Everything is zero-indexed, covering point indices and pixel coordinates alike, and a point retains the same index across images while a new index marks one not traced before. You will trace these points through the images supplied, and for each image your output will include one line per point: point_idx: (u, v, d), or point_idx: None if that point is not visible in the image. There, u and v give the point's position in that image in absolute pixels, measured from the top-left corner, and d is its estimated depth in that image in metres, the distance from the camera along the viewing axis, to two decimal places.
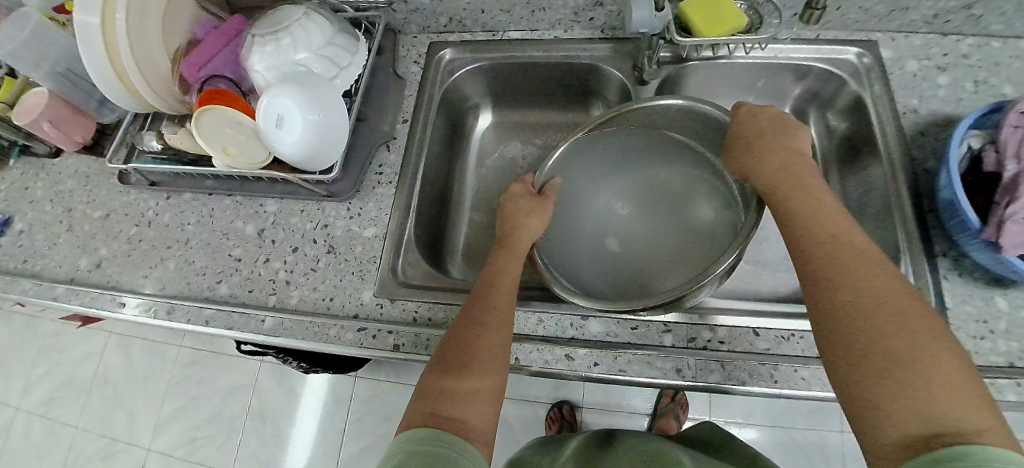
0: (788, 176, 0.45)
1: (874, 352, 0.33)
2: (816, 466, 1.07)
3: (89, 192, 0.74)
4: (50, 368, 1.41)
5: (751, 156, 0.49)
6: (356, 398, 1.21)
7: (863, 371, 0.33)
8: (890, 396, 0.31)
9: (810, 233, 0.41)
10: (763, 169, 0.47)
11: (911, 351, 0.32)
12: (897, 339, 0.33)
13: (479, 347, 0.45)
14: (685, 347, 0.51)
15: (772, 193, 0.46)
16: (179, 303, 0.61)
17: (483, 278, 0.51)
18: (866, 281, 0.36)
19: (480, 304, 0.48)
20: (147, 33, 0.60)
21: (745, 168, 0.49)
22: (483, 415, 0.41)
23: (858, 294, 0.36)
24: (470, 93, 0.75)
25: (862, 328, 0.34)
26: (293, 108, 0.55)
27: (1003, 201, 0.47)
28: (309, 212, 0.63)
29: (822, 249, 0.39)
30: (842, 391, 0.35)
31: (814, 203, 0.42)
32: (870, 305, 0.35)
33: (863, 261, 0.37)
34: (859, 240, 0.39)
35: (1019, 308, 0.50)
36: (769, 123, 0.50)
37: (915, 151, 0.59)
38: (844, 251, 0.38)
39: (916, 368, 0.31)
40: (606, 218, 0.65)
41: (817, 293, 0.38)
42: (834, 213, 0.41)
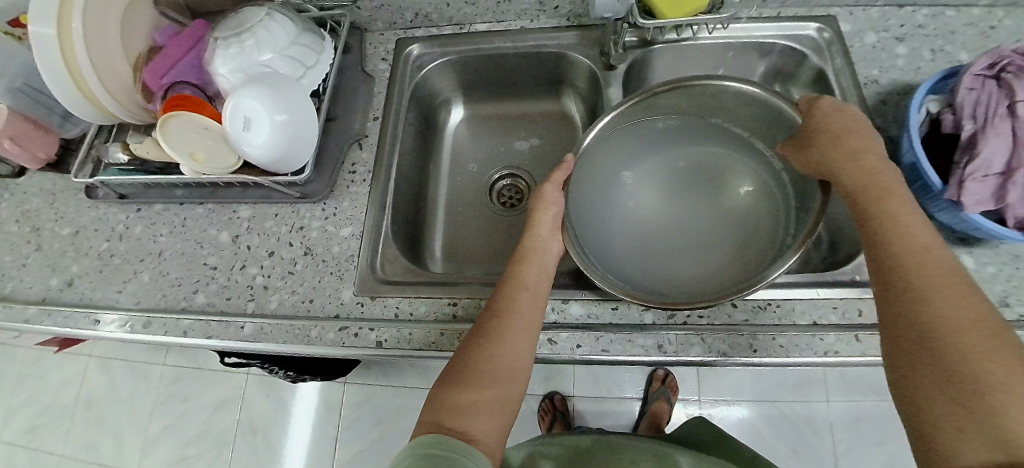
0: (875, 180, 0.44)
1: (965, 378, 0.33)
2: (805, 438, 1.10)
3: (56, 209, 0.72)
4: (29, 396, 1.38)
5: (830, 155, 0.48)
6: (348, 403, 1.20)
7: (945, 397, 0.34)
8: (970, 418, 0.33)
9: (900, 245, 0.40)
10: (846, 169, 0.46)
11: (1005, 379, 0.33)
12: (993, 366, 0.33)
13: (501, 362, 0.45)
14: (665, 323, 0.51)
15: (857, 197, 0.44)
16: (155, 316, 0.60)
17: (511, 285, 0.49)
18: (958, 304, 0.36)
19: (519, 314, 0.47)
20: (105, 41, 0.59)
21: (826, 165, 0.48)
22: (496, 426, 0.43)
23: (950, 314, 0.36)
24: (441, 87, 0.75)
25: (954, 350, 0.34)
26: (260, 109, 0.54)
27: (962, 161, 0.49)
28: (283, 214, 0.63)
29: (915, 264, 0.39)
30: (909, 405, 0.36)
31: (903, 212, 0.42)
32: (964, 328, 0.35)
33: (953, 282, 0.37)
34: (951, 261, 0.39)
35: (984, 265, 0.53)
36: (851, 120, 0.48)
37: (878, 120, 0.60)
38: (936, 270, 0.38)
39: (1005, 397, 0.32)
40: (639, 201, 0.61)
41: (903, 306, 0.38)
42: (924, 228, 0.41)
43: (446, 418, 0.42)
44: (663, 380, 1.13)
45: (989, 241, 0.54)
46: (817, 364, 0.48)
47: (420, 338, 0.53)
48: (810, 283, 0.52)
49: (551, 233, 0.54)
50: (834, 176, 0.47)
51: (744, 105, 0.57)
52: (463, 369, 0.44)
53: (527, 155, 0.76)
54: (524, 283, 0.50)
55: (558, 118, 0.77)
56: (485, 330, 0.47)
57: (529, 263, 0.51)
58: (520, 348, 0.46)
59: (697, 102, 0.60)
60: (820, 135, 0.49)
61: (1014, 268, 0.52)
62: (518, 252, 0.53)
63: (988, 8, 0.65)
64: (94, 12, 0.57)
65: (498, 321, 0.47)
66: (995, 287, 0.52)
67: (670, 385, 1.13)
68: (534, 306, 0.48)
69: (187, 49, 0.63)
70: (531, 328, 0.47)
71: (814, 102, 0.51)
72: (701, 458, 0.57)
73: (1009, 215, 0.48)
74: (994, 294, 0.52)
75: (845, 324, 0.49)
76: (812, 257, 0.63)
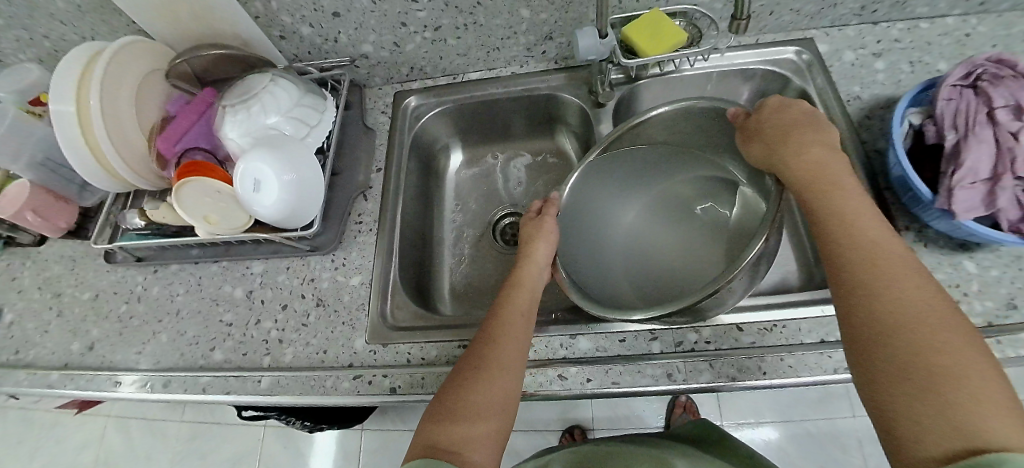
0: (821, 176, 0.45)
1: (920, 369, 0.34)
2: (834, 456, 1.07)
3: (77, 275, 0.75)
4: (47, 462, 1.38)
5: (780, 151, 0.49)
6: (366, 448, 1.19)
7: (904, 388, 0.34)
8: (928, 412, 0.33)
9: (849, 242, 0.41)
10: (793, 168, 0.47)
11: (955, 371, 0.33)
12: (941, 357, 0.34)
13: (486, 385, 0.45)
14: (673, 351, 0.52)
15: (803, 196, 0.46)
16: (175, 375, 0.61)
17: (493, 311, 0.52)
18: (906, 295, 0.37)
19: (508, 339, 0.48)
20: (121, 115, 0.63)
21: (775, 163, 0.49)
22: (489, 449, 0.43)
23: (901, 310, 0.37)
24: (439, 135, 0.78)
25: (904, 344, 0.35)
26: (268, 170, 0.57)
27: (949, 170, 0.51)
28: (294, 268, 0.65)
29: (863, 258, 0.40)
30: (873, 401, 0.36)
31: (851, 208, 0.43)
32: (913, 321, 0.36)
33: (901, 273, 0.39)
34: (899, 252, 0.40)
35: (986, 269, 0.54)
36: (805, 120, 0.50)
37: (865, 135, 0.62)
38: (887, 263, 0.39)
39: (957, 386, 0.33)
40: (625, 229, 0.63)
41: (854, 302, 0.39)
42: (873, 223, 0.42)
43: (436, 442, 0.42)
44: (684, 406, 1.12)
45: (989, 245, 0.55)
46: (827, 382, 0.49)
47: (433, 383, 0.53)
48: (813, 301, 0.52)
49: (545, 262, 0.56)
50: (784, 172, 0.48)
51: (711, 121, 0.59)
52: (453, 390, 0.46)
53: (526, 191, 0.79)
54: (514, 303, 0.52)
55: (554, 155, 0.80)
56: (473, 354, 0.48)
57: (519, 287, 0.53)
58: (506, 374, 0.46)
59: (670, 128, 0.62)
60: (762, 138, 0.51)
61: (1016, 268, 0.53)
62: (505, 283, 0.55)
63: (962, 16, 0.68)
64: (110, 88, 0.61)
65: (487, 345, 0.48)
66: (1001, 290, 0.52)
67: (691, 410, 1.12)
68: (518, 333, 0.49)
69: (197, 117, 0.67)
70: (521, 352, 0.48)
71: (763, 105, 0.53)
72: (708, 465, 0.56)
73: (1003, 219, 0.49)
74: (1000, 297, 0.52)
75: None
76: (815, 273, 0.64)
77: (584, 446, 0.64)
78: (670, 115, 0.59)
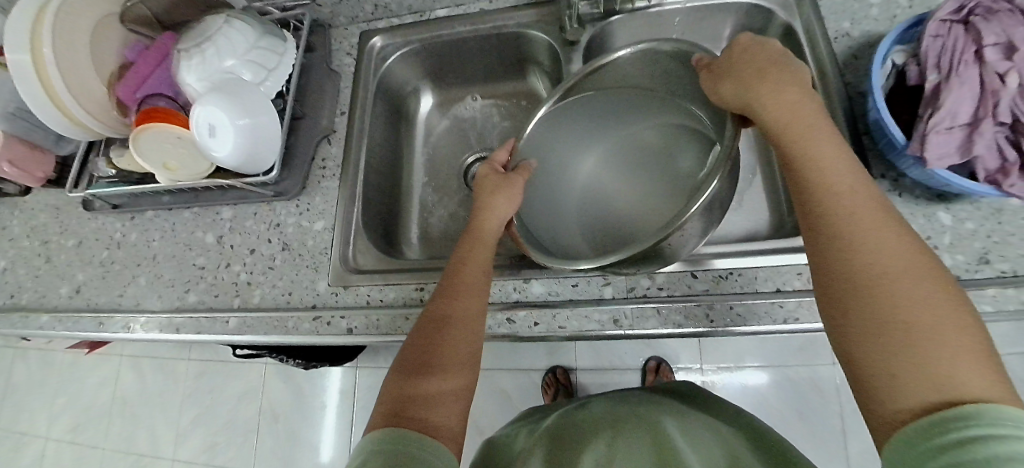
0: (798, 122, 0.41)
1: (898, 322, 0.31)
2: (810, 401, 1.10)
3: (61, 223, 0.77)
4: (71, 396, 1.49)
5: (753, 91, 0.43)
6: (361, 387, 1.25)
7: (880, 343, 0.32)
8: (904, 367, 0.30)
9: (828, 189, 0.38)
10: (766, 109, 0.42)
11: (933, 322, 0.31)
12: (923, 310, 0.31)
13: (449, 348, 0.46)
14: (624, 297, 0.52)
15: (777, 140, 0.42)
16: (152, 316, 0.64)
17: (448, 270, 0.51)
18: (885, 244, 0.34)
19: (469, 301, 0.49)
20: (77, 61, 0.62)
21: (746, 102, 0.44)
22: (456, 412, 0.43)
23: (880, 261, 0.34)
24: (407, 78, 0.75)
25: (886, 298, 0.32)
26: (221, 115, 0.56)
27: (924, 114, 0.48)
28: (260, 213, 0.65)
29: (841, 206, 0.37)
30: (851, 360, 0.34)
31: (829, 157, 0.39)
32: (892, 271, 0.33)
33: (879, 221, 0.35)
34: (875, 198, 0.37)
35: (962, 222, 0.51)
36: (773, 59, 0.45)
37: (849, 75, 0.59)
38: (864, 210, 0.36)
39: (936, 338, 0.30)
40: (583, 179, 0.62)
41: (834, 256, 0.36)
42: (852, 171, 0.39)
43: (401, 411, 0.42)
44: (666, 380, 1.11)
45: (969, 198, 0.52)
46: (776, 331, 0.48)
47: (387, 324, 0.54)
48: (771, 251, 0.51)
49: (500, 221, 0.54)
50: (758, 120, 0.43)
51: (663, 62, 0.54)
52: (419, 360, 0.45)
53: (498, 135, 0.76)
54: (474, 264, 0.51)
55: (525, 98, 0.77)
56: (436, 321, 0.48)
57: (479, 247, 0.52)
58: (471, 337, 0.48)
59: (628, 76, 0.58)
60: (727, 78, 0.46)
61: (994, 223, 0.50)
62: (462, 239, 0.54)
63: None
64: (62, 32, 0.60)
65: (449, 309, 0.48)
66: (975, 244, 0.50)
67: (664, 374, 1.12)
68: (476, 294, 0.50)
69: (157, 63, 0.65)
70: (481, 314, 0.49)
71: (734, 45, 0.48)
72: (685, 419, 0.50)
73: (979, 168, 0.46)
74: (973, 252, 0.49)
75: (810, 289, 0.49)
76: (785, 222, 0.62)
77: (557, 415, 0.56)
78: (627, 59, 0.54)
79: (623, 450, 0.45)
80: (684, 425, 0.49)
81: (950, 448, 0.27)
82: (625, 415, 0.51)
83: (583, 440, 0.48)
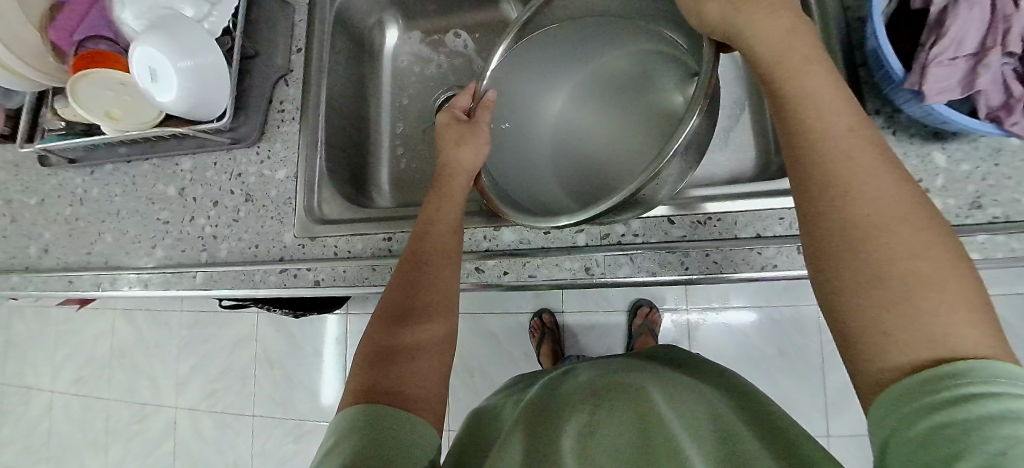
0: (790, 50, 0.36)
1: (893, 275, 0.28)
2: (792, 339, 1.12)
3: (21, 179, 0.74)
4: (73, 349, 1.52)
5: (745, 14, 0.38)
6: (351, 331, 1.28)
7: (872, 298, 0.28)
8: (898, 324, 0.27)
9: (821, 124, 0.33)
10: (755, 36, 0.38)
11: (930, 274, 0.27)
12: (920, 262, 0.28)
13: (421, 314, 0.45)
14: (597, 244, 0.50)
15: (767, 71, 0.37)
16: (122, 273, 0.63)
17: (415, 234, 0.49)
18: (881, 188, 0.30)
19: (439, 267, 0.47)
20: (0, 0, 0.56)
21: (733, 29, 0.39)
22: (432, 379, 0.43)
23: (877, 207, 0.30)
24: (368, 7, 0.69)
25: (880, 249, 0.29)
26: (161, 56, 0.51)
27: (928, 42, 0.43)
28: (220, 163, 0.62)
29: (836, 144, 0.32)
30: (835, 317, 0.30)
31: (822, 90, 0.34)
32: (890, 218, 0.29)
33: (875, 161, 0.31)
34: (871, 137, 0.33)
35: (957, 164, 0.48)
36: None
37: (852, 0, 0.54)
38: (861, 150, 0.32)
39: (932, 291, 0.27)
40: (555, 121, 0.57)
41: (826, 202, 0.31)
42: (845, 105, 0.34)
43: (375, 386, 0.41)
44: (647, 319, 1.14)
45: (967, 136, 0.48)
46: (752, 278, 0.47)
47: (353, 275, 0.53)
48: (753, 194, 0.49)
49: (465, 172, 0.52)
50: (747, 47, 0.38)
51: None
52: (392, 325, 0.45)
53: (470, 72, 0.70)
54: (441, 224, 0.49)
55: (495, 27, 0.69)
56: (409, 284, 0.47)
57: (445, 207, 0.50)
58: (444, 303, 0.47)
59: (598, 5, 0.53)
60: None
61: (991, 164, 0.47)
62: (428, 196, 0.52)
63: None
64: None
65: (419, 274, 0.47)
66: (968, 188, 0.47)
67: (653, 318, 1.15)
68: (447, 259, 0.48)
69: (92, 1, 0.59)
70: (453, 278, 0.48)
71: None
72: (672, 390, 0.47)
73: (981, 102, 0.43)
74: (965, 196, 0.47)
75: (790, 234, 0.47)
76: (772, 163, 0.59)
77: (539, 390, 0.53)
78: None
79: (608, 424, 0.43)
80: (669, 393, 0.46)
81: (947, 406, 0.24)
82: (608, 384, 0.48)
83: (565, 414, 0.46)
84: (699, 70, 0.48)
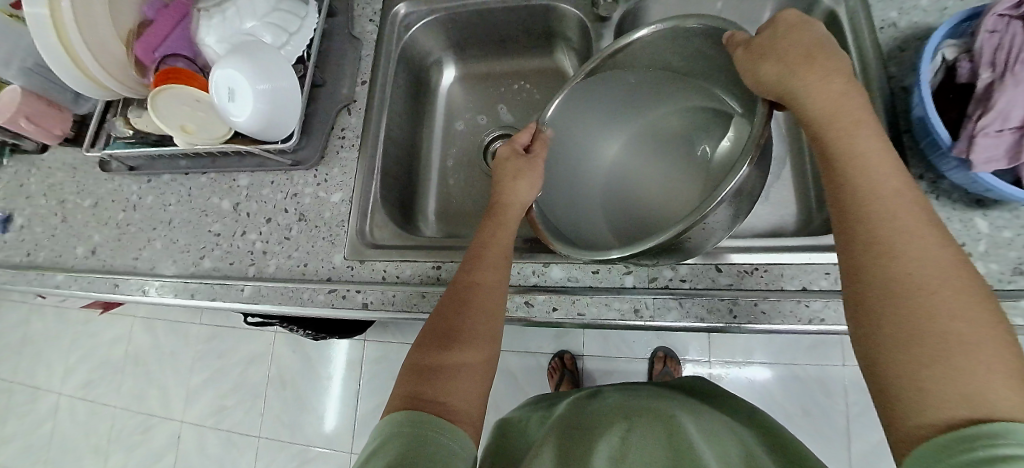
0: (842, 113, 0.38)
1: (930, 333, 0.29)
2: (817, 399, 1.09)
3: (77, 182, 0.77)
4: (86, 353, 1.52)
5: (798, 76, 0.40)
6: (368, 358, 1.26)
7: (908, 354, 0.29)
8: (933, 380, 0.28)
9: (868, 185, 0.35)
10: (812, 95, 0.39)
11: (969, 336, 0.28)
12: (959, 324, 0.29)
13: (466, 333, 0.46)
14: (646, 287, 0.51)
15: (815, 129, 0.39)
16: (168, 280, 0.64)
17: (469, 252, 0.51)
18: (925, 250, 0.31)
19: (485, 289, 0.48)
20: (95, 18, 0.60)
21: (789, 88, 0.41)
22: (473, 398, 0.43)
23: (919, 267, 0.31)
24: (429, 48, 0.73)
25: (920, 308, 0.30)
26: (242, 80, 0.54)
27: (975, 113, 0.45)
28: (278, 182, 0.64)
29: (881, 205, 0.34)
30: (874, 369, 0.31)
31: (871, 153, 0.36)
32: (930, 279, 0.30)
33: (920, 225, 0.33)
34: (919, 200, 0.34)
35: (1000, 230, 0.48)
36: (816, 40, 0.41)
37: (892, 69, 0.55)
38: (907, 213, 0.33)
39: (970, 352, 0.28)
40: (606, 164, 0.60)
41: (868, 260, 0.33)
42: (895, 169, 0.35)
43: (421, 395, 0.42)
44: (664, 360, 1.14)
45: (1010, 204, 0.49)
46: (800, 331, 0.47)
47: (403, 300, 0.54)
48: (802, 248, 0.49)
49: (521, 204, 0.53)
50: (798, 107, 0.40)
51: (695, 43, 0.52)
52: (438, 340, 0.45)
53: (519, 114, 0.74)
54: (493, 248, 0.50)
55: (551, 76, 0.74)
56: (454, 302, 0.47)
57: (504, 230, 0.52)
58: (489, 324, 0.47)
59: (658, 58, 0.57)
60: (769, 60, 0.42)
61: None
62: (484, 220, 0.54)
63: None
64: None
65: (467, 294, 0.47)
66: (1011, 253, 0.47)
67: (671, 365, 1.13)
68: (495, 281, 0.49)
69: (177, 22, 0.63)
70: (500, 300, 0.48)
71: (777, 21, 0.44)
72: (704, 422, 0.46)
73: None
74: (1008, 261, 0.47)
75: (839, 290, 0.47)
76: (813, 219, 0.60)
77: (566, 408, 0.53)
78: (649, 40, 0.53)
79: (638, 448, 0.43)
80: (700, 426, 0.46)
81: (974, 465, 0.25)
82: (637, 410, 0.48)
83: (594, 434, 0.46)
84: (752, 125, 0.50)
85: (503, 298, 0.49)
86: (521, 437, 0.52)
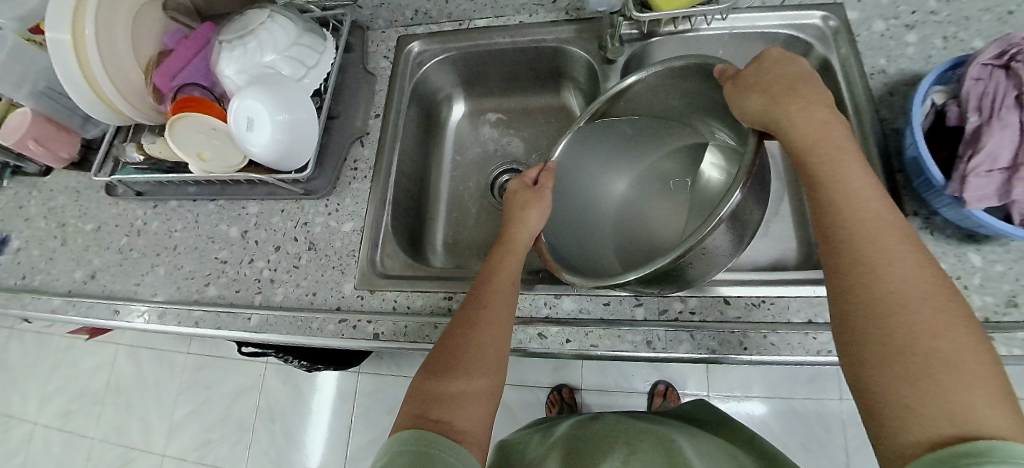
0: (824, 142, 0.39)
1: (916, 352, 0.30)
2: (816, 433, 1.08)
3: (79, 207, 0.76)
4: (65, 382, 1.46)
5: (783, 107, 0.41)
6: (361, 391, 1.23)
7: (894, 373, 0.30)
8: (921, 399, 0.29)
9: (855, 211, 0.36)
10: (796, 127, 0.40)
11: (952, 355, 0.29)
12: (940, 342, 0.30)
13: (469, 354, 0.45)
14: (656, 319, 0.52)
15: (802, 160, 0.40)
16: (171, 308, 0.64)
17: (480, 277, 0.51)
18: (911, 272, 0.32)
19: (494, 312, 0.47)
20: (116, 46, 0.62)
21: (775, 120, 0.42)
22: (479, 419, 0.42)
23: (904, 288, 0.32)
24: (440, 84, 0.76)
25: (904, 325, 0.31)
26: (260, 108, 0.56)
27: (965, 154, 0.46)
28: (289, 210, 0.65)
29: (868, 228, 0.35)
30: (861, 387, 0.32)
31: (857, 182, 0.37)
32: (918, 300, 0.31)
33: (907, 248, 0.34)
34: (902, 224, 0.35)
35: (992, 264, 0.49)
36: (796, 74, 0.43)
37: (884, 112, 0.58)
38: (891, 236, 0.34)
39: (953, 371, 0.29)
40: (609, 198, 0.62)
41: (856, 281, 0.33)
42: (879, 196, 0.36)
43: (427, 413, 0.42)
44: (664, 394, 1.13)
45: (1000, 239, 0.50)
46: (809, 362, 0.47)
47: (414, 332, 0.54)
48: (806, 281, 0.50)
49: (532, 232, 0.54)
50: (784, 137, 0.41)
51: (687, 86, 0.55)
52: (441, 363, 0.45)
53: (526, 148, 0.76)
54: (503, 273, 0.51)
55: (557, 113, 0.77)
56: (464, 323, 0.47)
57: (511, 255, 0.52)
58: (494, 345, 0.46)
59: (656, 101, 0.59)
60: (754, 92, 0.44)
61: None
62: (492, 249, 0.54)
63: None
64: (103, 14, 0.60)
65: (473, 316, 0.47)
66: (1003, 287, 0.48)
67: (672, 399, 1.12)
68: (503, 302, 0.48)
69: (197, 52, 0.65)
70: (508, 322, 0.48)
71: (762, 56, 0.46)
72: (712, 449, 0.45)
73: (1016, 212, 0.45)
74: (1001, 293, 0.48)
75: None
76: (814, 255, 0.62)
77: (568, 431, 0.51)
78: (647, 84, 0.56)
79: None
80: (706, 452, 0.44)
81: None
82: (637, 436, 0.46)
83: (598, 455, 0.44)
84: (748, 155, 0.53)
85: (511, 320, 0.48)
86: (521, 455, 0.50)
